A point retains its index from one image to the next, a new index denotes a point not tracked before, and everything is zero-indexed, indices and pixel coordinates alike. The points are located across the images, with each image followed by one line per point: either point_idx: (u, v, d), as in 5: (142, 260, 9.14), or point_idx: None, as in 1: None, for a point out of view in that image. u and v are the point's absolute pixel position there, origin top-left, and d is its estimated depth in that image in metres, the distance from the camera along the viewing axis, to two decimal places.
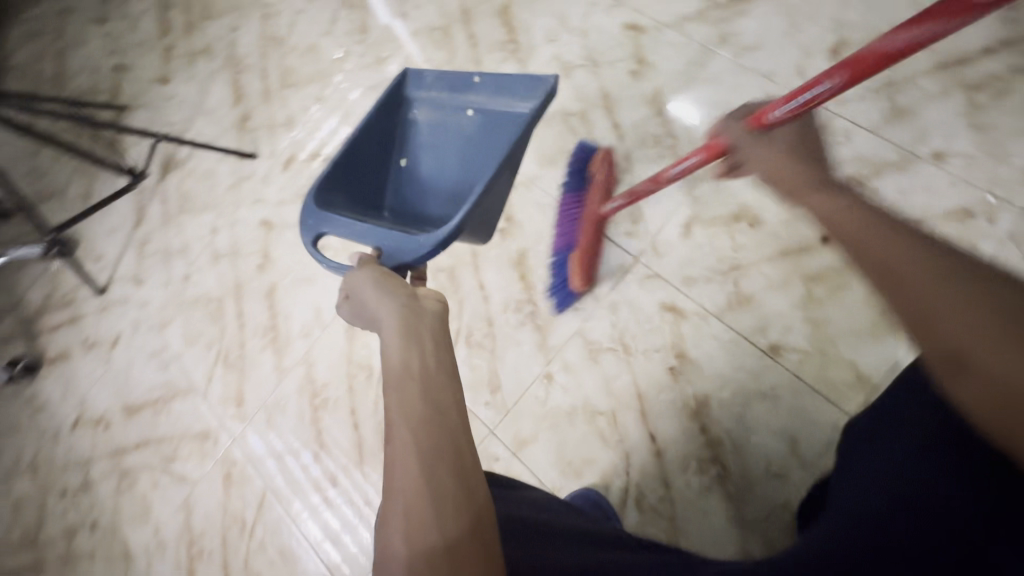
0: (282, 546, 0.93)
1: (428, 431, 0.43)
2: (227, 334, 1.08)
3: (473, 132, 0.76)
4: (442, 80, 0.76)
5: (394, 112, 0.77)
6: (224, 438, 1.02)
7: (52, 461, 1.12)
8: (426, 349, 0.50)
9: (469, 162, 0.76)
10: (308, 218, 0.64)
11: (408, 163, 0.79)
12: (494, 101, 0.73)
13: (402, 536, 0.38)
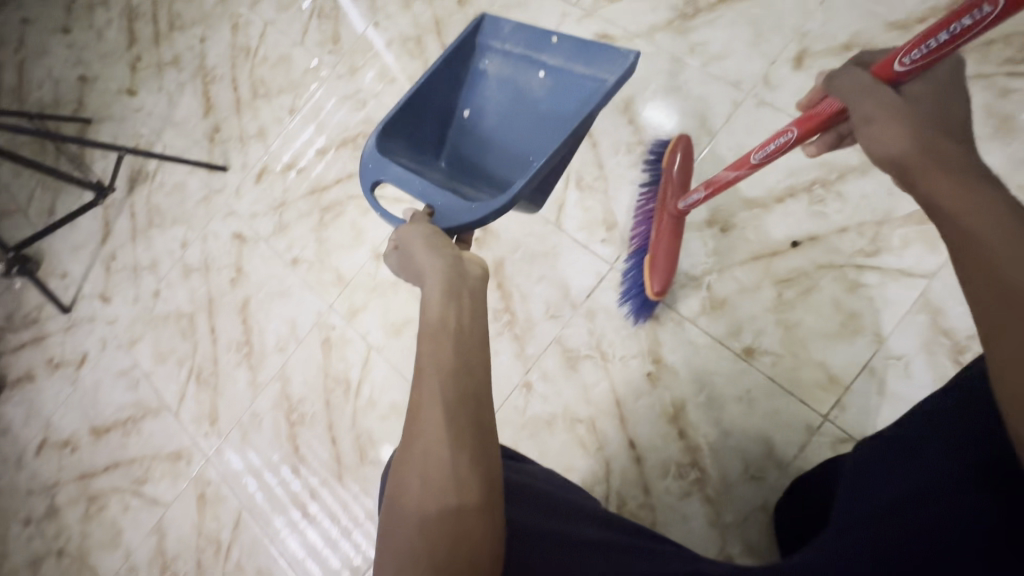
0: (260, 567, 0.91)
1: (461, 388, 0.42)
2: (200, 350, 1.05)
3: (543, 94, 0.72)
4: (520, 32, 0.72)
5: (466, 56, 0.74)
6: (198, 457, 1.00)
7: (18, 486, 1.09)
8: (469, 309, 0.49)
9: (531, 125, 0.73)
10: (369, 163, 0.65)
11: (470, 115, 0.76)
12: (571, 64, 0.69)
13: (415, 484, 0.38)
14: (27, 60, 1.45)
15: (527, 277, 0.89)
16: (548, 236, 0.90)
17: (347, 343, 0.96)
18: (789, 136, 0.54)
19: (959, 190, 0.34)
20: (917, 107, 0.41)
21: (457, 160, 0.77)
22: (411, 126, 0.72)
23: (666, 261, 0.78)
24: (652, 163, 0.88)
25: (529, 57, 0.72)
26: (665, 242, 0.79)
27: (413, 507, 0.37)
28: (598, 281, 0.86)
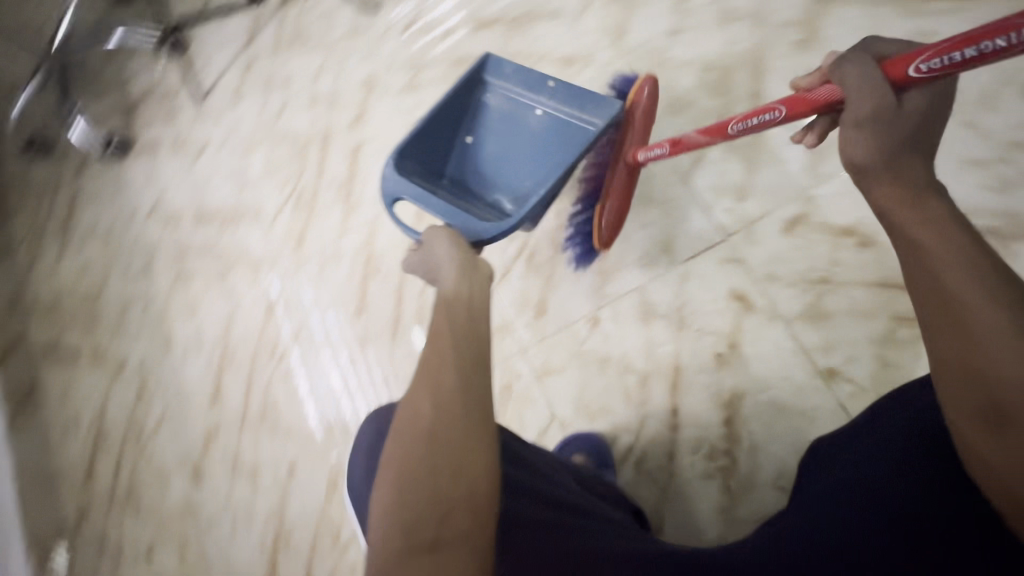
0: (304, 383, 1.00)
1: (465, 345, 0.49)
2: (306, 175, 1.08)
3: (543, 130, 0.80)
4: (520, 74, 0.79)
5: (471, 92, 0.81)
6: (276, 272, 1.06)
7: (126, 237, 1.22)
8: (477, 289, 0.57)
9: (530, 158, 0.80)
10: (389, 182, 0.70)
11: (472, 141, 0.82)
12: (567, 106, 0.77)
13: (424, 409, 0.44)
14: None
15: (633, 219, 0.87)
16: (670, 186, 0.86)
17: None
18: (775, 114, 0.55)
19: (933, 228, 0.41)
20: (895, 123, 0.45)
21: (461, 181, 0.82)
22: (422, 151, 0.78)
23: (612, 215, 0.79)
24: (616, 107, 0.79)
25: (530, 97, 0.80)
26: (616, 199, 0.79)
27: (424, 428, 0.42)
28: (704, 248, 0.82)
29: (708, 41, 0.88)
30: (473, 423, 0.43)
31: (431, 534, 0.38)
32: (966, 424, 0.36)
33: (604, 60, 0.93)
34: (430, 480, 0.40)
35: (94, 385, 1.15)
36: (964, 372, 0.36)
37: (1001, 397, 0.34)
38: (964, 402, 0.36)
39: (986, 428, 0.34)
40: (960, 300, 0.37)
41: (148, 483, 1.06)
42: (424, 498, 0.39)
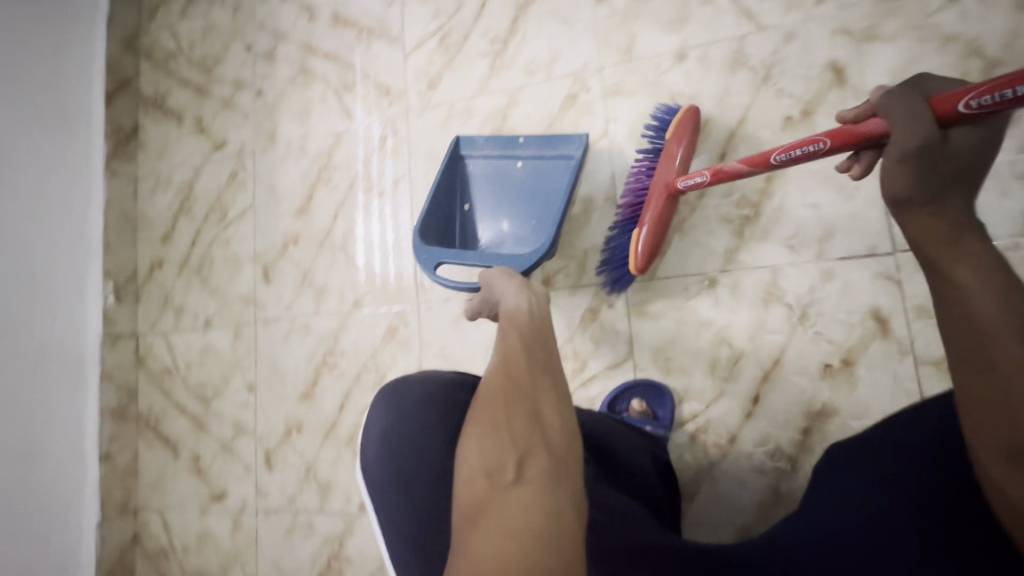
0: (390, 229, 0.98)
1: (527, 322, 0.48)
2: (461, 15, 0.98)
3: (529, 178, 0.78)
4: (491, 138, 0.78)
5: (453, 168, 0.81)
6: (399, 107, 1.00)
7: (255, 13, 1.15)
8: (534, 300, 0.52)
9: (531, 207, 0.77)
10: (424, 256, 0.70)
11: (470, 209, 0.80)
12: (546, 151, 0.76)
13: (496, 375, 0.42)
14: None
15: (800, 194, 0.77)
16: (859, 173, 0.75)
17: (589, 114, 0.88)
18: (818, 146, 0.54)
19: (969, 259, 0.37)
20: (939, 158, 0.40)
21: (468, 241, 0.81)
22: (436, 225, 0.77)
23: (650, 237, 0.74)
24: (655, 134, 0.78)
25: (506, 156, 0.79)
26: (656, 221, 0.73)
27: (496, 388, 0.41)
28: (866, 254, 0.73)
29: (990, 22, 0.71)
30: (539, 382, 0.41)
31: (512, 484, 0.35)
32: (989, 460, 0.33)
33: (853, 1, 0.77)
34: (507, 429, 0.37)
35: (190, 153, 1.16)
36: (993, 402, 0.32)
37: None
38: (984, 435, 0.33)
39: (1009, 462, 0.31)
40: (988, 325, 0.34)
41: (220, 263, 1.10)
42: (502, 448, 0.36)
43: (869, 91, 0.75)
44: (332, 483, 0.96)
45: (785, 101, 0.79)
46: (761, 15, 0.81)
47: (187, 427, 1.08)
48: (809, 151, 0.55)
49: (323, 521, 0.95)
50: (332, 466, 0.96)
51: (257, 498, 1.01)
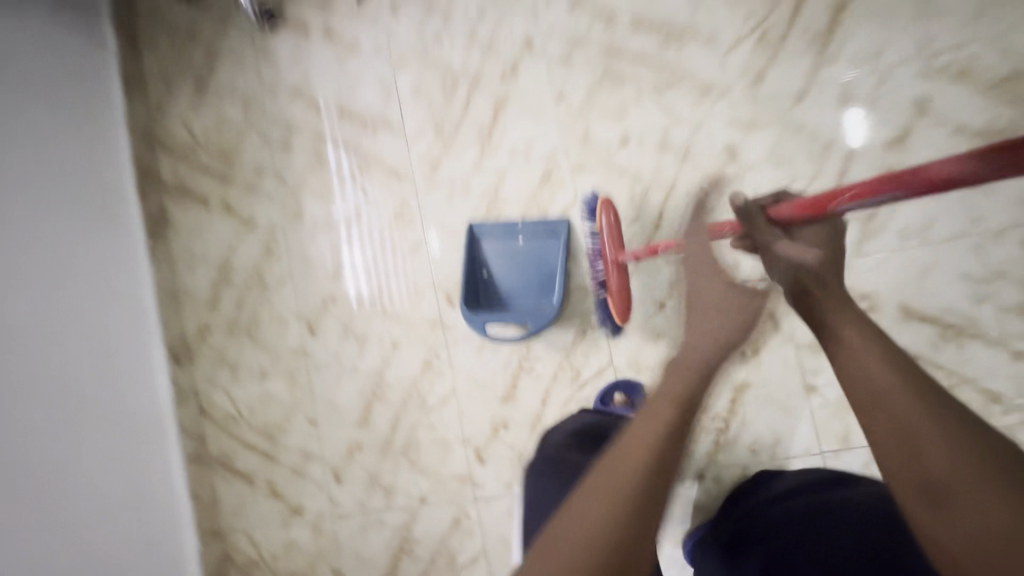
0: (415, 284, 1.25)
1: (698, 368, 0.54)
2: (451, 110, 1.24)
3: (527, 250, 1.18)
4: (498, 225, 1.18)
5: (473, 248, 1.19)
6: (410, 185, 1.26)
7: (265, 107, 1.35)
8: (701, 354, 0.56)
9: (532, 268, 1.18)
10: (473, 319, 1.10)
11: (489, 275, 1.19)
12: (538, 232, 1.17)
13: (614, 482, 0.43)
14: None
15: None
16: None
17: (560, 187, 1.18)
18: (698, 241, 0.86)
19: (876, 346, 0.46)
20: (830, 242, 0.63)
21: (493, 297, 1.19)
22: (471, 293, 1.16)
23: (621, 297, 1.03)
24: (591, 221, 1.10)
25: (507, 237, 1.18)
26: (619, 287, 1.03)
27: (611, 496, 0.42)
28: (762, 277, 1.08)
29: (821, 116, 1.08)
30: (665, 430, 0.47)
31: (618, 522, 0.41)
32: (916, 507, 0.40)
33: (737, 100, 1.11)
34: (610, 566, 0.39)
35: (222, 232, 1.35)
36: (889, 459, 0.42)
37: (944, 490, 0.38)
38: (907, 487, 0.41)
39: (930, 508, 0.39)
40: (915, 423, 0.41)
41: (266, 323, 1.32)
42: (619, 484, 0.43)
43: (753, 165, 1.10)
44: (393, 486, 1.23)
45: (699, 173, 1.12)
46: (677, 111, 1.13)
47: (258, 461, 1.31)
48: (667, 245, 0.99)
49: (390, 517, 1.23)
50: (392, 473, 1.23)
51: (331, 508, 1.26)
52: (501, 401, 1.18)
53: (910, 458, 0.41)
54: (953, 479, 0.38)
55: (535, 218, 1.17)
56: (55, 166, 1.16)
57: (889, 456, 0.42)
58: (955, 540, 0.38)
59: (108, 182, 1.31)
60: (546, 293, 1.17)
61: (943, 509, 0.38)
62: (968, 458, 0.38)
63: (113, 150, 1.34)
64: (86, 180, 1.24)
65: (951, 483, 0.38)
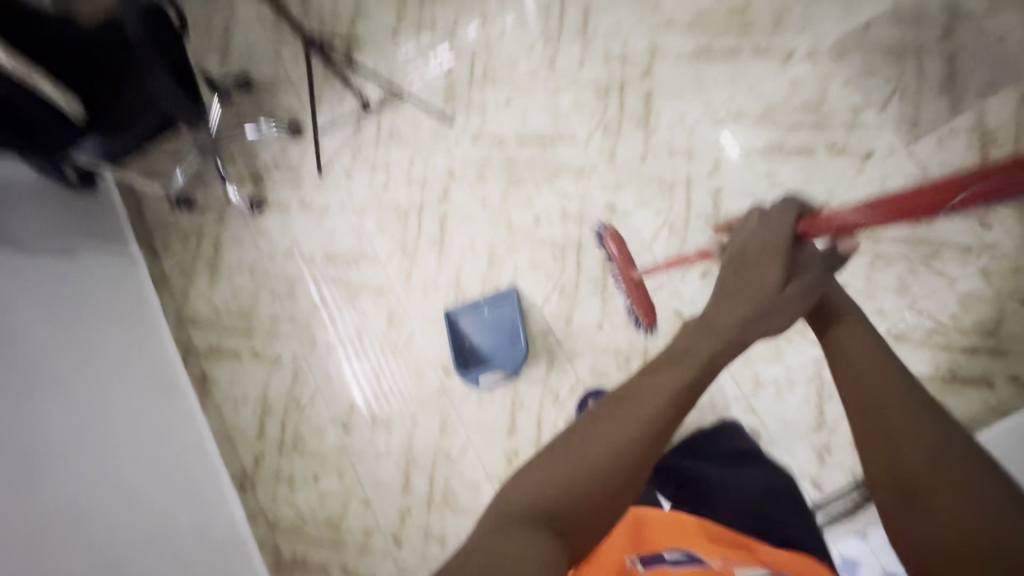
0: (417, 366, 1.60)
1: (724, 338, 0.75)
2: (409, 233, 1.67)
3: (492, 316, 1.55)
4: (466, 305, 1.54)
5: (452, 327, 1.55)
6: (393, 295, 1.65)
7: (267, 270, 1.74)
8: (735, 325, 0.75)
9: (500, 328, 1.55)
10: (470, 377, 1.46)
11: (470, 343, 1.56)
12: (495, 301, 1.53)
13: (649, 403, 0.68)
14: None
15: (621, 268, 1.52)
16: (641, 249, 1.52)
17: (503, 264, 1.59)
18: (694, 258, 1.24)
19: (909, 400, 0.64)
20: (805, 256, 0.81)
21: (479, 358, 1.56)
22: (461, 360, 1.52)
23: (642, 304, 1.41)
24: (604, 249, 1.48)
25: (476, 310, 1.55)
26: (638, 297, 1.41)
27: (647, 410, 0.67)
28: (661, 286, 1.48)
29: (662, 167, 1.55)
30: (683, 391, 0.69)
31: (637, 446, 0.64)
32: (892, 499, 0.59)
33: (603, 172, 1.58)
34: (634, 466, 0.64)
35: (255, 374, 1.69)
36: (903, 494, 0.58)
37: (916, 488, 0.57)
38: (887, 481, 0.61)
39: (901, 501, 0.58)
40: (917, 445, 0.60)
41: (308, 435, 1.62)
42: (642, 422, 0.66)
43: (628, 211, 1.54)
44: (444, 532, 1.50)
45: (595, 227, 1.55)
46: (566, 189, 1.59)
47: (328, 552, 1.55)
48: (656, 263, 1.48)
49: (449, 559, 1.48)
50: (440, 522, 1.50)
51: (398, 570, 1.50)
52: (507, 435, 1.50)
53: (916, 495, 0.57)
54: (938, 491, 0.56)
55: (490, 293, 1.55)
56: (116, 368, 1.52)
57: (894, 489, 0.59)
58: (915, 526, 0.56)
59: (161, 363, 1.66)
60: (514, 343, 1.54)
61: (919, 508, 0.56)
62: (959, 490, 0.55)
63: (161, 338, 1.70)
64: (144, 369, 1.59)
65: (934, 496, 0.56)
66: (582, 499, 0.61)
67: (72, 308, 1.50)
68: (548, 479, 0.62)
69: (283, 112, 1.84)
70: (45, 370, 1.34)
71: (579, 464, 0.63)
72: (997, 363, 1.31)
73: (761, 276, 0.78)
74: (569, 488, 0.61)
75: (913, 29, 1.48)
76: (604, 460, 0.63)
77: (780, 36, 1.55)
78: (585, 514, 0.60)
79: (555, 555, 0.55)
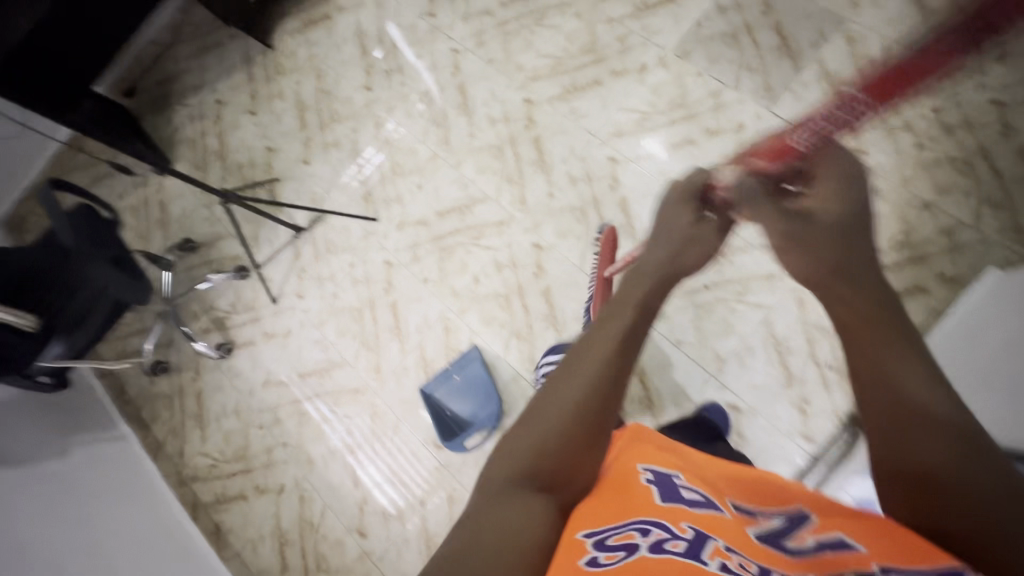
0: (410, 450, 1.65)
1: (653, 276, 0.88)
2: (368, 329, 1.76)
3: (463, 380, 1.61)
4: (436, 377, 1.62)
5: (429, 401, 1.61)
6: (370, 390, 1.72)
7: (251, 406, 1.82)
8: (667, 260, 0.90)
9: (472, 389, 1.60)
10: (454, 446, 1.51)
11: (451, 412, 1.62)
12: (461, 365, 1.61)
13: (599, 355, 0.74)
14: (226, 131, 2.16)
15: (563, 297, 1.61)
16: (575, 274, 1.61)
17: (459, 329, 1.67)
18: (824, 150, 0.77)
19: (899, 335, 0.65)
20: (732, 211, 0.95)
21: (463, 424, 1.61)
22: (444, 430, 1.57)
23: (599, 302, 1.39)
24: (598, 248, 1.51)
25: (447, 379, 1.62)
26: (599, 292, 1.39)
27: (599, 360, 0.73)
28: None
29: (569, 197, 1.68)
30: (636, 330, 0.79)
31: (602, 394, 0.70)
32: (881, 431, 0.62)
33: (520, 218, 1.70)
34: (596, 421, 0.69)
35: (265, 509, 1.72)
36: (911, 499, 0.58)
37: (906, 431, 0.59)
38: (871, 412, 0.63)
39: (888, 439, 0.61)
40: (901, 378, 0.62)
41: (328, 552, 1.63)
42: (604, 370, 0.72)
43: (553, 245, 1.65)
44: None
45: (530, 268, 1.66)
46: (493, 244, 1.71)
47: None
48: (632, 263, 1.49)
49: None
50: None
51: None
52: None
53: (934, 507, 0.55)
54: (925, 434, 0.58)
55: (455, 359, 1.63)
56: (131, 542, 1.55)
57: (910, 503, 0.58)
58: (899, 462, 0.60)
59: (172, 531, 1.69)
60: (489, 400, 1.59)
61: (908, 450, 0.59)
62: (944, 439, 0.57)
63: (165, 504, 1.75)
64: (157, 537, 1.63)
65: (924, 440, 0.58)
66: (558, 462, 0.65)
67: (66, 497, 1.54)
68: (528, 446, 0.66)
69: (228, 258, 1.99)
70: (45, 564, 1.34)
71: (551, 426, 0.67)
72: (922, 269, 1.38)
73: (677, 218, 0.94)
74: (546, 449, 0.65)
75: (737, 13, 1.66)
76: (571, 411, 0.68)
77: (629, 55, 1.73)
78: (568, 464, 0.66)
79: (546, 514, 0.60)
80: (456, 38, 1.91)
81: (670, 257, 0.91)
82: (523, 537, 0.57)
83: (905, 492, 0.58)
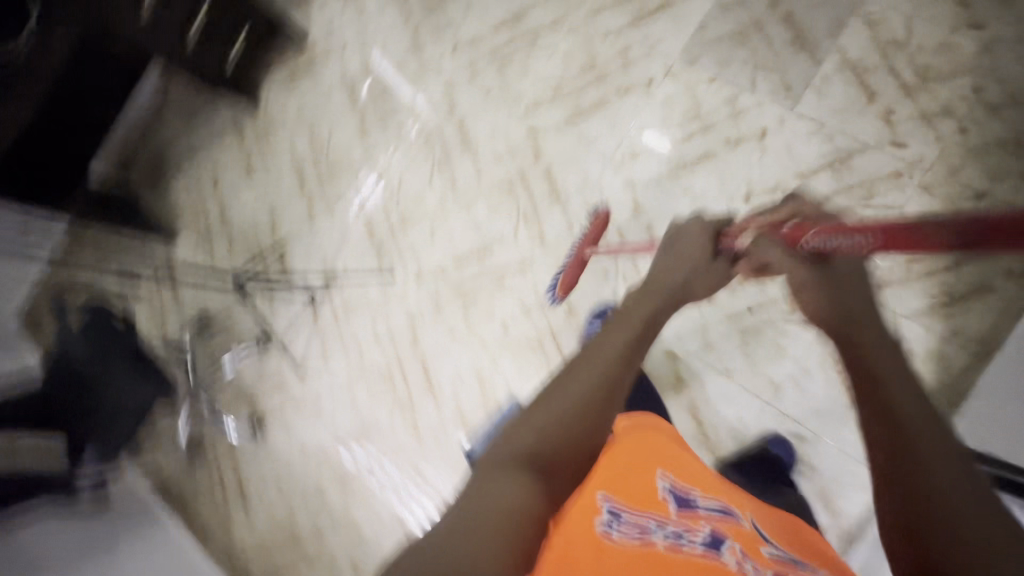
0: None
1: (660, 291, 0.96)
2: (400, 389, 1.71)
3: None
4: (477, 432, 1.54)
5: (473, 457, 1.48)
6: (412, 453, 1.67)
7: (292, 480, 1.79)
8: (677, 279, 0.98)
9: None
10: None
11: None
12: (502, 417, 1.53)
13: (606, 358, 0.76)
14: (227, 198, 2.11)
15: None
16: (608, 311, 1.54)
17: (494, 380, 1.61)
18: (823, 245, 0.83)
19: (891, 359, 0.68)
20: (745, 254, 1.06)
21: None
22: None
23: (569, 277, 1.49)
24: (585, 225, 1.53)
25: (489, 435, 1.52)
26: (572, 269, 1.48)
27: (607, 361, 0.75)
28: None
29: None
30: (639, 338, 0.83)
31: (605, 389, 0.71)
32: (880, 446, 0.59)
33: (542, 257, 1.63)
34: (599, 417, 0.68)
35: None
36: (905, 527, 0.53)
37: (907, 444, 0.57)
38: (872, 426, 0.61)
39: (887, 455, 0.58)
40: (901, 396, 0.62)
41: None
42: (608, 370, 0.74)
43: (580, 282, 1.57)
44: None
45: (559, 309, 1.58)
46: (517, 287, 1.64)
47: None
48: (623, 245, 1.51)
49: None
50: None
51: None
52: None
53: (925, 533, 0.51)
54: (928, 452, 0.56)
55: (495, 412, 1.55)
56: None
57: (907, 532, 0.53)
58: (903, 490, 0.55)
59: None
60: None
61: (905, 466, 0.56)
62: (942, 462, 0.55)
63: None
64: None
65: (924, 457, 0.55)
66: (557, 452, 0.63)
67: None
68: (531, 432, 0.65)
69: (248, 330, 1.95)
70: None
71: (556, 410, 0.67)
72: (986, 266, 1.28)
73: (693, 243, 1.03)
74: (547, 436, 0.64)
75: (743, 8, 1.54)
76: (576, 401, 0.68)
77: (633, 68, 1.63)
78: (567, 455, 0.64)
79: (528, 494, 0.57)
80: (449, 74, 1.83)
81: (682, 280, 0.98)
82: (512, 512, 0.55)
83: (903, 516, 0.54)
